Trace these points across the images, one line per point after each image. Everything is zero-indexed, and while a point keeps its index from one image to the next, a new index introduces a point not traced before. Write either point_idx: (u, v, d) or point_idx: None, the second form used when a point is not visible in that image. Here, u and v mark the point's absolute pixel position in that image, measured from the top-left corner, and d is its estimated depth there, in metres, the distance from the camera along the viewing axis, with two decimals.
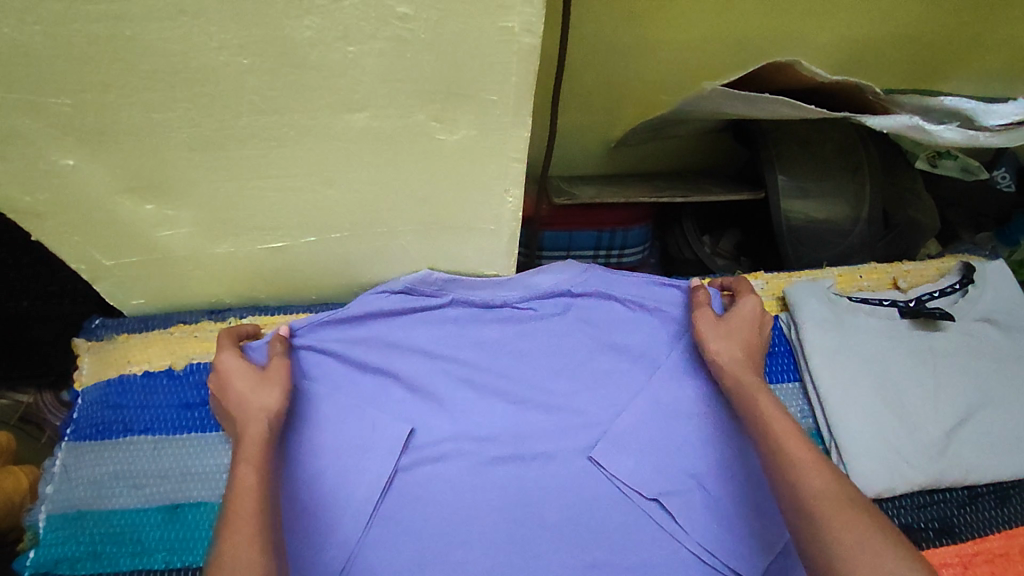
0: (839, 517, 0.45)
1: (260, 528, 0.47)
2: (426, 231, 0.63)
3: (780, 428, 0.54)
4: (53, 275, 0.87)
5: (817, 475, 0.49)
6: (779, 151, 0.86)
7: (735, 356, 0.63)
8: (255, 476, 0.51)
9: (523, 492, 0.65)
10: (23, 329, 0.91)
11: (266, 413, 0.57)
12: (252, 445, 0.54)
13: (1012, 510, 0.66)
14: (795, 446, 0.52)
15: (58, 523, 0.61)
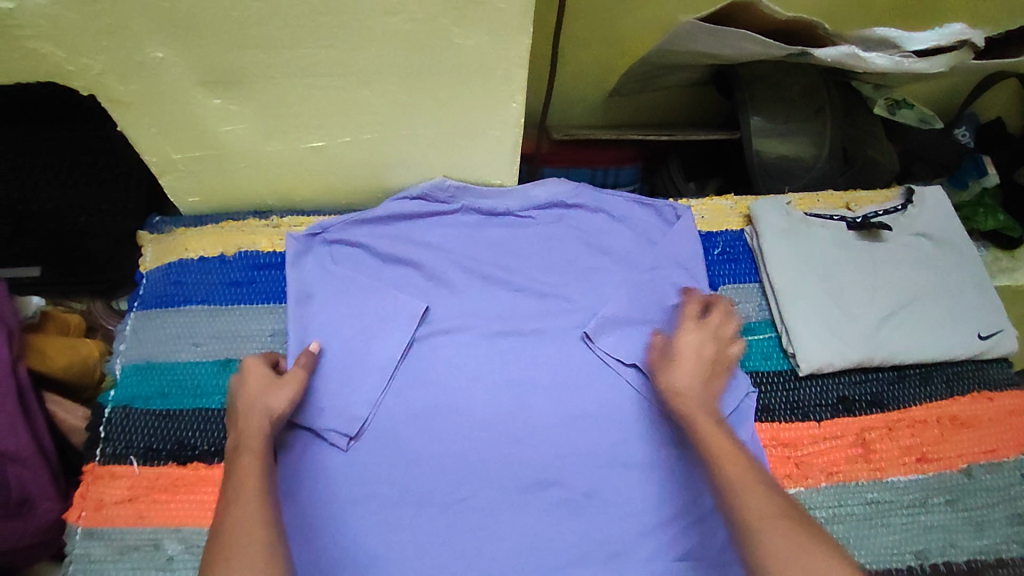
0: (771, 526, 0.53)
1: (263, 522, 0.54)
2: (444, 136, 0.75)
3: (716, 447, 0.61)
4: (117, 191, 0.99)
5: (753, 497, 0.55)
6: (751, 93, 0.97)
7: (680, 389, 0.68)
8: (253, 471, 0.58)
9: (521, 359, 0.76)
10: (78, 244, 0.98)
11: (274, 411, 0.65)
12: (254, 432, 0.62)
13: (934, 386, 0.77)
14: (732, 467, 0.59)
15: (132, 371, 0.74)
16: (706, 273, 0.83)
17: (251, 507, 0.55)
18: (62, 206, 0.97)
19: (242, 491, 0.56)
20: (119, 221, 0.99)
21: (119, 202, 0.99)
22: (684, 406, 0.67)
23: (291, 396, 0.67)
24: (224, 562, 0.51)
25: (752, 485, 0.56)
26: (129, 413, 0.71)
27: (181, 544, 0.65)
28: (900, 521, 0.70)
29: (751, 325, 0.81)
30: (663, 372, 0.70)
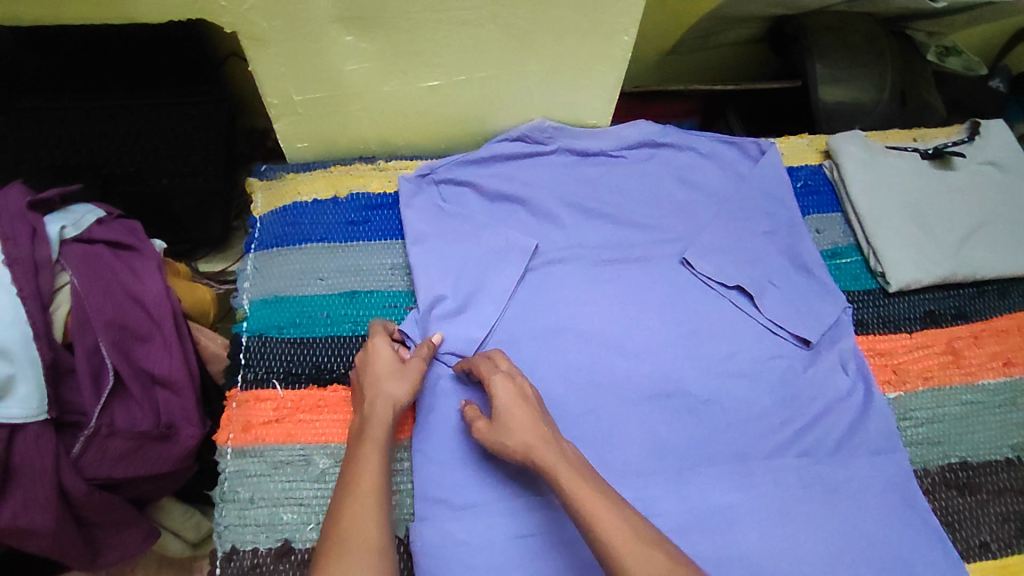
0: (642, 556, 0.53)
1: (375, 511, 0.57)
2: (552, 72, 0.80)
3: (581, 491, 0.57)
4: (194, 154, 0.99)
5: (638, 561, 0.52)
6: (816, 41, 1.03)
7: (528, 443, 0.62)
8: (373, 457, 0.62)
9: (631, 284, 0.80)
10: (164, 204, 1.03)
11: (398, 399, 0.66)
12: (378, 419, 0.64)
13: (1011, 299, 0.83)
14: (606, 516, 0.55)
15: (262, 304, 0.77)
16: (795, 203, 0.87)
17: (368, 494, 0.58)
18: (141, 169, 0.98)
19: (361, 478, 0.60)
20: (201, 181, 1.01)
21: (198, 163, 1.00)
22: (547, 455, 0.60)
23: (414, 384, 0.68)
24: (345, 542, 0.55)
25: (633, 542, 0.53)
26: (266, 342, 0.74)
27: (330, 459, 0.68)
28: (995, 419, 0.75)
29: (839, 250, 0.85)
30: (503, 431, 0.64)
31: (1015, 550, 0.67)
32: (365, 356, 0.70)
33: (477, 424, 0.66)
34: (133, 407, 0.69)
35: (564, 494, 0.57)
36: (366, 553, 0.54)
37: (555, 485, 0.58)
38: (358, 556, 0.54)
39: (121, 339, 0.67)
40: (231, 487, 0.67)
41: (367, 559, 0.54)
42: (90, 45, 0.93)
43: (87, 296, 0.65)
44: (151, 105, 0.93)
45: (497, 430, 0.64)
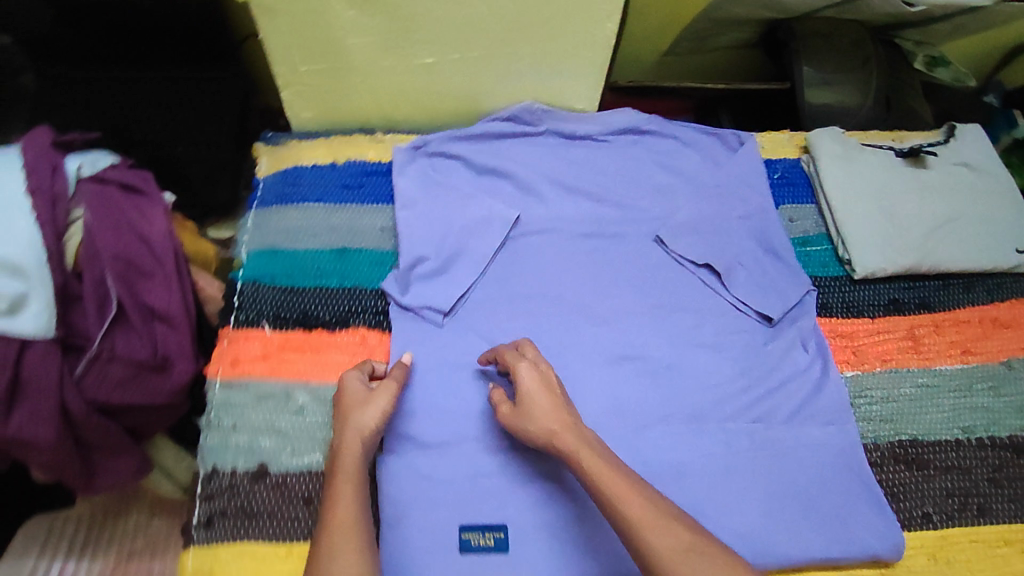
0: (658, 528, 0.55)
1: (356, 542, 0.57)
2: (539, 55, 0.86)
3: (606, 476, 0.59)
4: (208, 125, 1.07)
5: (657, 535, 0.55)
6: (804, 43, 1.07)
7: (551, 429, 0.63)
8: (348, 489, 0.61)
9: (608, 256, 0.85)
10: (178, 170, 1.10)
11: (366, 427, 0.65)
12: (348, 449, 0.63)
13: (976, 292, 0.85)
14: (626, 494, 0.58)
15: (257, 255, 0.83)
16: (770, 191, 0.91)
17: (348, 526, 0.58)
18: (158, 137, 1.06)
19: (337, 512, 0.59)
20: (213, 149, 1.09)
21: (210, 133, 1.08)
22: (569, 441, 0.62)
23: (384, 409, 0.67)
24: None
25: (653, 517, 0.56)
26: (258, 289, 0.80)
27: (308, 395, 0.73)
28: (949, 402, 0.77)
29: (809, 238, 0.89)
30: (527, 416, 0.65)
31: (956, 523, 0.70)
32: (338, 390, 0.69)
33: (503, 414, 0.67)
34: (133, 337, 0.75)
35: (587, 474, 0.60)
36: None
37: (581, 470, 0.60)
38: None
39: (125, 272, 0.73)
40: (216, 415, 0.72)
41: None
42: (118, 21, 1.00)
43: (97, 229, 0.71)
44: (177, 79, 1.05)
45: (518, 416, 0.66)
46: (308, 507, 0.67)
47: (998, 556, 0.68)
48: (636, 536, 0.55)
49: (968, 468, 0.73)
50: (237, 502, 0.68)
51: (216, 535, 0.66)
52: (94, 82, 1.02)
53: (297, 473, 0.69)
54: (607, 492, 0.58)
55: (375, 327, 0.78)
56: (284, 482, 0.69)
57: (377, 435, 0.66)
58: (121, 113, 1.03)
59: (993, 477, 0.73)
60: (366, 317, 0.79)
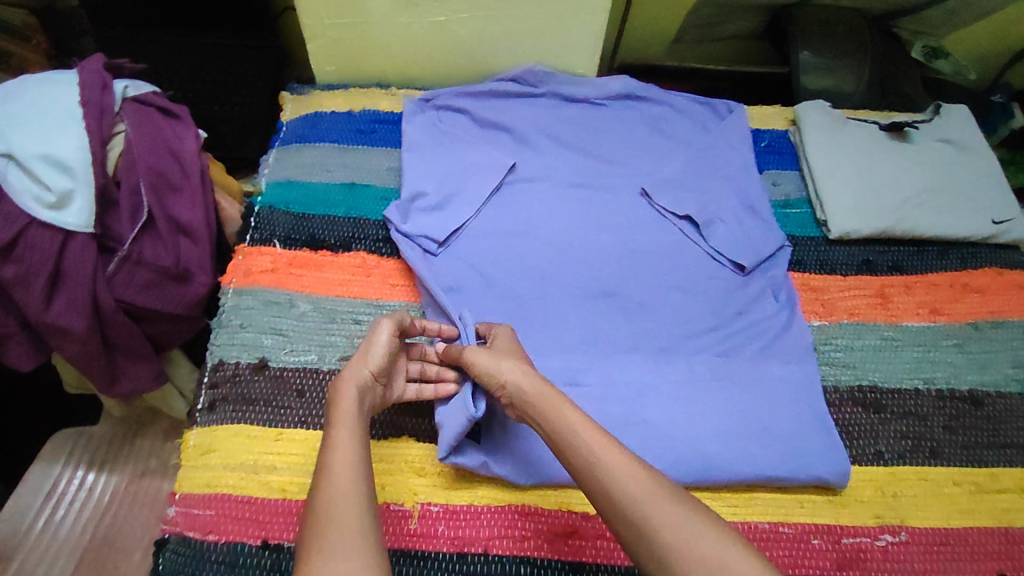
0: (627, 469, 0.56)
1: (352, 483, 0.55)
2: (541, 18, 0.94)
3: (587, 432, 0.60)
4: (244, 86, 1.18)
5: (632, 478, 0.55)
6: (801, 29, 1.13)
7: (525, 383, 0.65)
8: (346, 432, 0.60)
9: (594, 206, 0.91)
10: (212, 127, 1.20)
11: (361, 371, 0.65)
12: (344, 393, 0.63)
13: (948, 259, 0.88)
14: (606, 452, 0.58)
15: (276, 185, 0.92)
16: (753, 157, 0.96)
17: (344, 468, 0.56)
18: (198, 96, 1.17)
19: (334, 452, 0.58)
20: (246, 109, 1.19)
21: (245, 95, 1.19)
22: (549, 399, 0.63)
23: (381, 355, 0.67)
24: (323, 514, 0.53)
25: (630, 466, 0.56)
26: (273, 212, 0.88)
27: (309, 305, 0.81)
28: (912, 355, 0.80)
29: (790, 201, 0.93)
30: (495, 364, 0.67)
31: (906, 461, 0.72)
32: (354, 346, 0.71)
33: (472, 354, 0.69)
34: (160, 244, 0.84)
35: (554, 427, 0.61)
36: (344, 520, 0.52)
37: (561, 426, 0.61)
38: (341, 538, 0.50)
39: (157, 183, 0.83)
40: (227, 316, 0.80)
41: (352, 533, 0.51)
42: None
43: (136, 142, 0.82)
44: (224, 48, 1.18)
45: (489, 359, 0.68)
46: (300, 399, 0.74)
47: (945, 494, 0.70)
48: (611, 476, 0.56)
49: (924, 415, 0.75)
50: (237, 389, 0.75)
51: (216, 416, 0.73)
52: (149, 47, 1.15)
53: (292, 369, 0.76)
54: (593, 442, 0.59)
55: (374, 252, 0.86)
56: (281, 376, 0.76)
57: (375, 383, 0.66)
58: (169, 74, 1.16)
59: (948, 425, 0.75)
60: (367, 243, 0.86)
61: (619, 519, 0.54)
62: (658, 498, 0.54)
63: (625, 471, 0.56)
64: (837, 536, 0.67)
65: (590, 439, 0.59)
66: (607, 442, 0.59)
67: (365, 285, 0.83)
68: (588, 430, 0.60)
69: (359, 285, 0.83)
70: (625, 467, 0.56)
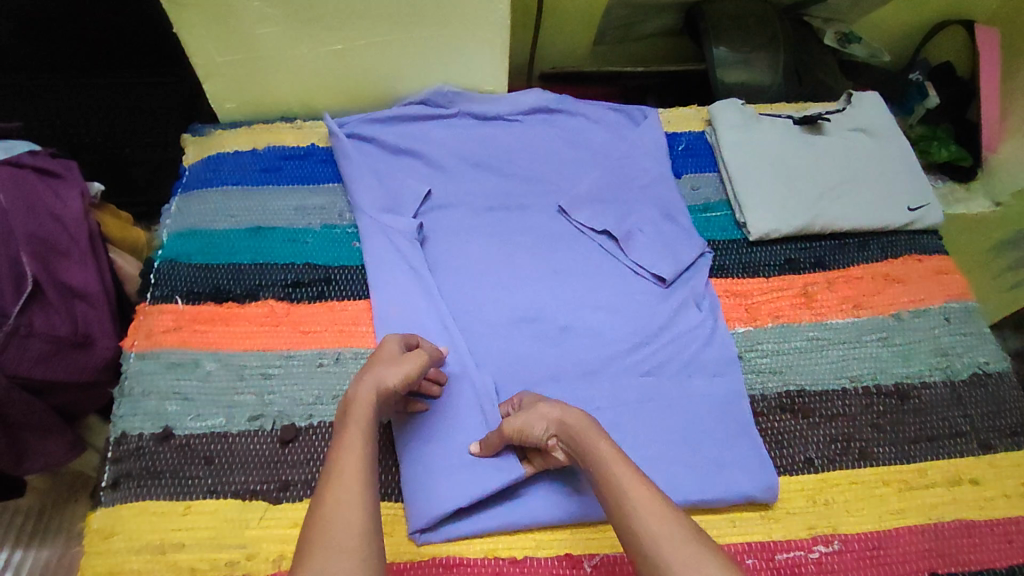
0: (650, 515, 0.52)
1: (362, 496, 0.54)
2: (444, 38, 0.91)
3: (621, 472, 0.56)
4: (154, 129, 1.13)
5: (656, 520, 0.52)
6: (714, 24, 1.11)
7: (567, 419, 0.63)
8: (358, 440, 0.58)
9: (514, 227, 0.88)
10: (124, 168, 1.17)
11: (385, 382, 0.63)
12: (362, 400, 0.61)
13: (869, 250, 0.88)
14: (637, 489, 0.55)
15: (177, 235, 0.87)
16: (670, 162, 0.94)
17: (353, 477, 0.55)
18: (109, 138, 1.12)
19: (342, 461, 0.56)
20: (161, 151, 1.16)
21: (159, 136, 1.14)
22: (587, 435, 0.61)
23: (409, 372, 0.65)
24: (327, 530, 0.51)
25: (659, 511, 0.53)
26: (175, 265, 0.84)
27: (217, 363, 0.76)
28: (838, 353, 0.79)
29: (710, 205, 0.92)
30: (533, 416, 0.65)
31: (838, 466, 0.71)
32: (374, 349, 0.68)
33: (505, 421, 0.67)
34: (52, 313, 0.78)
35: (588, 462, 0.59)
36: (348, 538, 0.51)
37: (596, 462, 0.58)
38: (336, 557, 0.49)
39: (41, 250, 0.78)
40: (129, 383, 0.75)
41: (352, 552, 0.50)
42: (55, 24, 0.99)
43: (10, 210, 0.76)
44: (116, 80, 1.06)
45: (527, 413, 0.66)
46: (209, 466, 0.70)
47: (875, 496, 0.70)
48: (631, 515, 0.53)
49: (853, 414, 0.75)
50: (142, 463, 0.70)
51: (121, 495, 0.68)
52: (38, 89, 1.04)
53: (200, 435, 0.72)
54: (627, 483, 0.55)
55: (284, 298, 0.82)
56: (188, 443, 0.72)
57: (393, 395, 0.64)
58: (71, 116, 1.08)
59: (877, 424, 0.74)
60: (276, 290, 0.82)
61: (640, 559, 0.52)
62: (678, 546, 0.50)
63: (650, 513, 0.53)
64: (769, 553, 0.66)
65: (625, 479, 0.56)
66: (641, 484, 0.55)
67: (274, 335, 0.79)
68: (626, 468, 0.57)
69: (269, 335, 0.79)
70: (651, 509, 0.53)
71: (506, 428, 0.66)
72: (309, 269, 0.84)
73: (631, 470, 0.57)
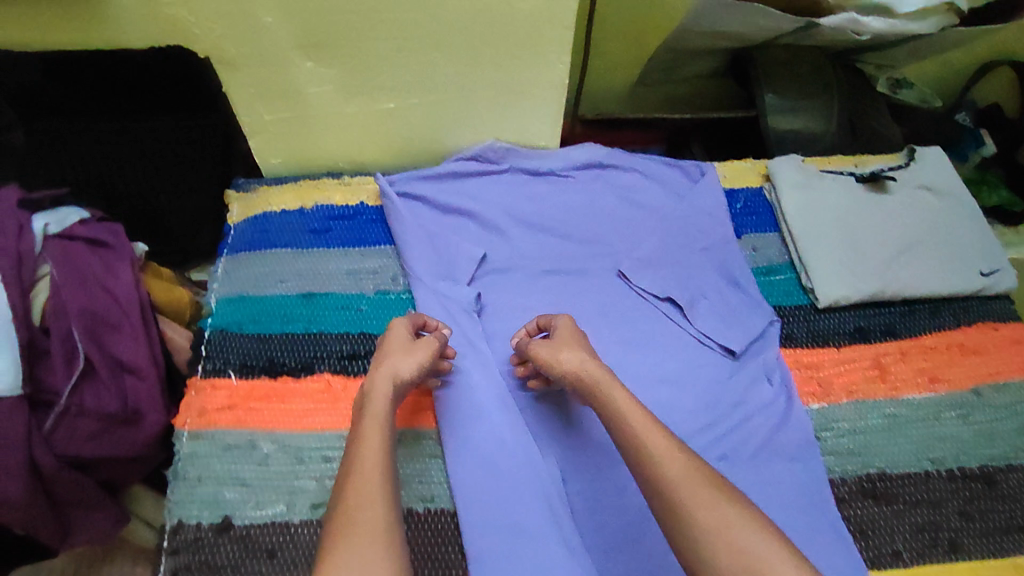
0: (664, 454, 0.60)
1: (380, 485, 0.58)
2: (499, 96, 0.88)
3: (636, 416, 0.64)
4: (196, 174, 0.95)
5: (671, 462, 0.59)
6: (765, 72, 1.07)
7: (582, 371, 0.70)
8: (376, 433, 0.63)
9: (571, 294, 0.85)
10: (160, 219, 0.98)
11: (398, 373, 0.68)
12: (378, 393, 0.66)
13: (941, 317, 0.85)
14: (653, 436, 0.62)
15: (225, 302, 0.84)
16: (731, 221, 0.92)
17: (373, 467, 0.59)
18: (144, 187, 0.94)
19: (362, 454, 0.61)
20: (203, 199, 0.98)
21: (203, 182, 0.96)
22: (605, 384, 0.68)
23: (419, 362, 0.70)
24: (347, 522, 0.55)
25: (670, 447, 0.61)
26: (225, 336, 0.81)
27: (274, 444, 0.74)
28: (917, 432, 0.76)
29: (773, 267, 0.89)
30: (552, 352, 0.72)
31: (926, 559, 0.68)
32: (383, 338, 0.73)
33: (535, 347, 0.73)
34: (102, 389, 0.75)
35: (609, 410, 0.66)
36: (369, 530, 0.55)
37: (613, 406, 0.66)
38: (359, 542, 0.54)
39: (92, 325, 0.75)
40: (183, 467, 0.72)
41: (373, 535, 0.54)
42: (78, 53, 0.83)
43: (63, 284, 0.74)
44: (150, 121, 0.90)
45: (551, 349, 0.72)
46: (271, 560, 0.67)
47: None
48: (649, 458, 0.60)
49: (939, 501, 0.72)
50: (201, 556, 0.67)
51: None
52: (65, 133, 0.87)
53: (260, 524, 0.69)
54: (639, 425, 0.63)
55: (340, 372, 0.79)
56: (248, 534, 0.69)
57: (406, 386, 0.69)
58: (104, 163, 0.91)
59: (964, 511, 0.71)
60: (331, 362, 0.79)
61: (654, 498, 0.59)
62: (685, 480, 0.58)
63: (660, 452, 0.61)
64: None
65: (641, 429, 0.63)
66: (652, 428, 0.63)
67: (332, 414, 0.76)
68: (638, 415, 0.64)
69: (326, 415, 0.76)
70: (661, 448, 0.61)
71: (537, 359, 0.73)
72: (364, 339, 0.81)
73: (641, 413, 0.65)
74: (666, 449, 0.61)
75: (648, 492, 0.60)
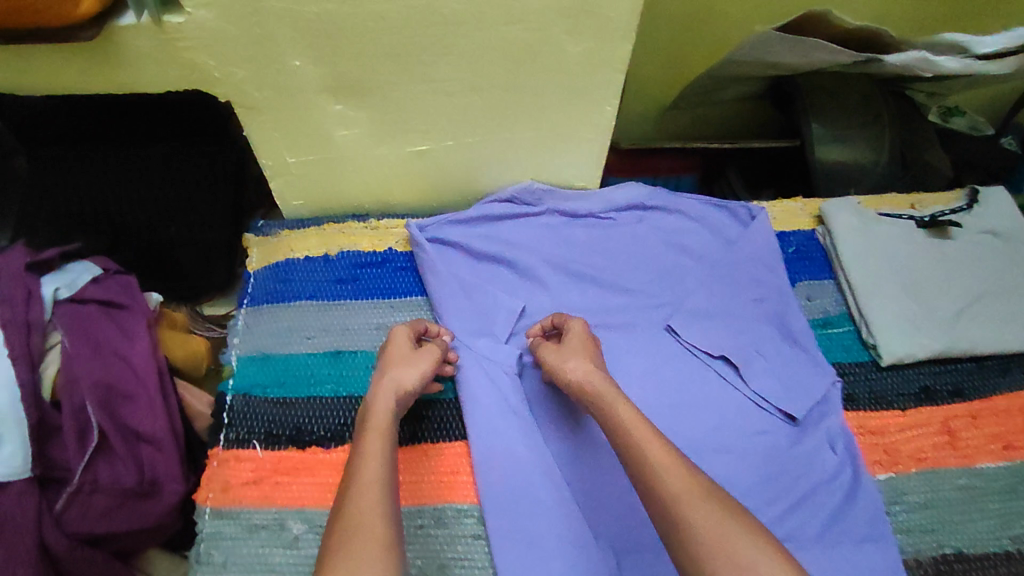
0: (684, 497, 0.52)
1: (378, 495, 0.54)
2: (541, 138, 0.82)
3: (641, 431, 0.59)
4: (205, 202, 0.90)
5: (674, 475, 0.54)
6: (812, 102, 1.00)
7: (583, 384, 0.66)
8: (377, 444, 0.59)
9: (614, 346, 0.80)
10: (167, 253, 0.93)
11: (402, 385, 0.65)
12: (379, 405, 0.63)
13: (1013, 376, 0.80)
14: (649, 443, 0.57)
15: (247, 361, 0.78)
16: (785, 269, 0.86)
17: (372, 482, 0.55)
18: (151, 216, 0.89)
19: (363, 468, 0.57)
20: (213, 229, 0.92)
21: (213, 210, 0.91)
22: (608, 396, 0.64)
23: (423, 372, 0.68)
24: (349, 536, 0.51)
25: (669, 459, 0.56)
26: (249, 401, 0.75)
27: (304, 524, 0.68)
28: (994, 507, 0.71)
29: (830, 318, 0.84)
30: (559, 357, 0.70)
31: None
32: (384, 348, 0.72)
33: (546, 352, 0.72)
34: (117, 463, 0.70)
35: (607, 420, 0.62)
36: (370, 541, 0.50)
37: (615, 416, 0.62)
38: (359, 554, 0.49)
39: (106, 396, 0.69)
40: (207, 549, 0.67)
41: (372, 546, 0.50)
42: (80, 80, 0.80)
43: (75, 353, 0.68)
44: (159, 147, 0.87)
45: (558, 355, 0.70)
46: None
47: None
48: (653, 475, 0.55)
49: None
50: None
51: None
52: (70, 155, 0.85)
53: None
54: (634, 431, 0.59)
55: None
56: None
57: (410, 398, 0.66)
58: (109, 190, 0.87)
59: None
60: None
61: (660, 524, 0.53)
62: (685, 495, 0.53)
63: (668, 472, 0.55)
64: None
65: (655, 458, 0.56)
66: (649, 434, 0.59)
67: None
68: (640, 426, 0.60)
69: None
70: (669, 468, 0.55)
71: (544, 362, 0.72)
72: None
73: (637, 415, 0.61)
74: (668, 459, 0.56)
75: (656, 515, 0.54)
